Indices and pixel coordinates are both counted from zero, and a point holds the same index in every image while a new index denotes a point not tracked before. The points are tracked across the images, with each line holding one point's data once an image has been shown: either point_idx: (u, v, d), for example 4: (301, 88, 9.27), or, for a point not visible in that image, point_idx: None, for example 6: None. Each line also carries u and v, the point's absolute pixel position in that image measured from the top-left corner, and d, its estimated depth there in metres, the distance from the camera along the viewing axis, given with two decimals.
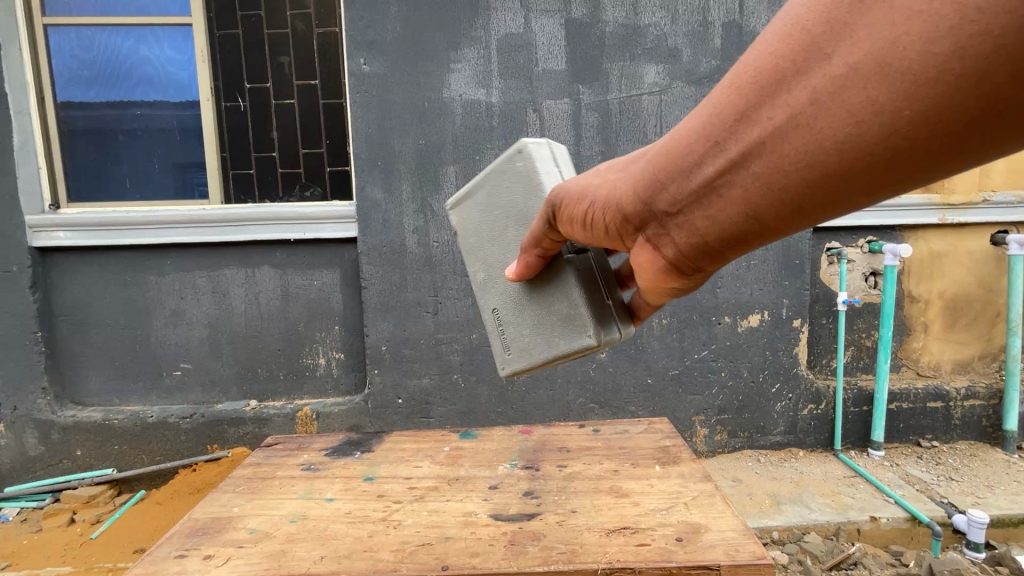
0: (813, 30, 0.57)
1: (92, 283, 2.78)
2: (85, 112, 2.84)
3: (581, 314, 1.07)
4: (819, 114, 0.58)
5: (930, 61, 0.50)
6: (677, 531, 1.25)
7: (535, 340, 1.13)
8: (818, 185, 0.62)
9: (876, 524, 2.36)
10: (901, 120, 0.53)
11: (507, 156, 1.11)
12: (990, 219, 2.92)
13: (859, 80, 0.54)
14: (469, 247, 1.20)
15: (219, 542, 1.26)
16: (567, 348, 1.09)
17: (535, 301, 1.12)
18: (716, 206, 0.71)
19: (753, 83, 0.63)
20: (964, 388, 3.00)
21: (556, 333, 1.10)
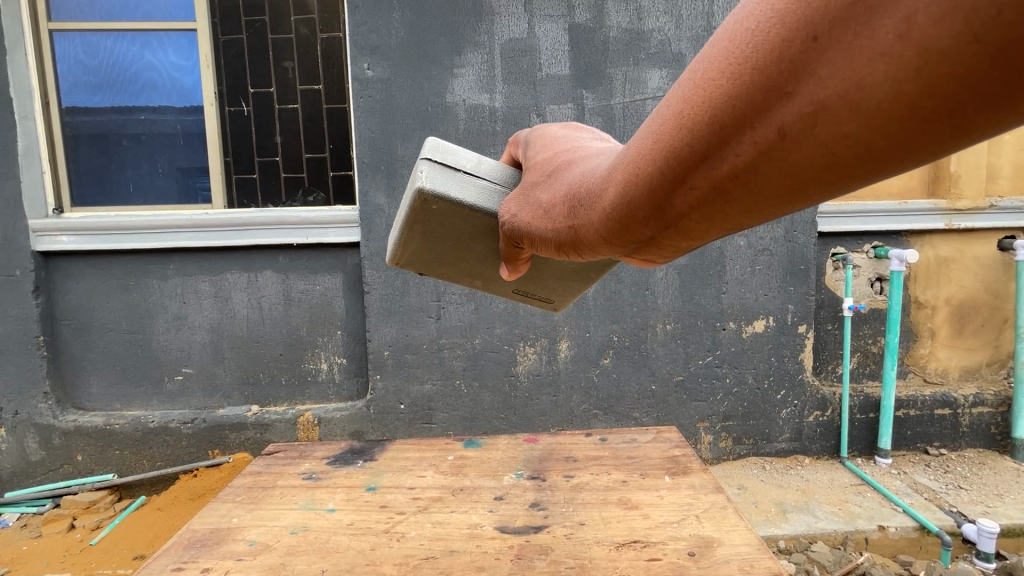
0: (757, 59, 0.39)
1: (94, 288, 2.77)
2: (89, 117, 2.85)
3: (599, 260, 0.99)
4: (786, 158, 0.41)
5: (907, 98, 0.33)
6: (690, 545, 1.22)
7: (568, 286, 1.09)
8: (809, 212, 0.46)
9: (884, 534, 2.32)
10: (890, 153, 0.37)
11: (416, 208, 0.94)
12: (997, 224, 2.89)
13: (829, 118, 0.37)
14: (450, 275, 1.10)
15: (218, 555, 1.24)
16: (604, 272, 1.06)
17: (545, 271, 1.03)
18: (689, 237, 0.55)
19: (695, 121, 0.44)
20: (972, 395, 2.97)
21: (584, 276, 1.05)
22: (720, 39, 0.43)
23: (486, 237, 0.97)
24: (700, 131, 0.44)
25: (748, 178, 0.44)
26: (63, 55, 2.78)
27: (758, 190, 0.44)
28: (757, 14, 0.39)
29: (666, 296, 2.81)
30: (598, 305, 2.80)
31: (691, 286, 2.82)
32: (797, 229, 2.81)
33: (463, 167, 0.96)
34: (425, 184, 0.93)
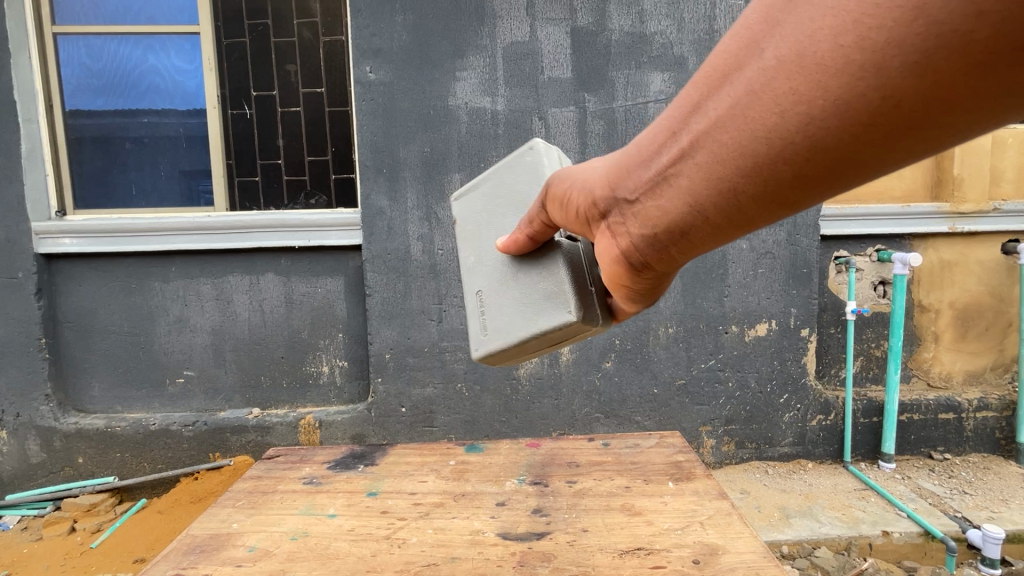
0: (754, 28, 0.57)
1: (97, 290, 2.77)
2: (93, 120, 2.85)
3: (564, 295, 0.98)
4: (751, 106, 0.57)
5: (840, 51, 0.50)
6: (694, 553, 1.20)
7: (514, 321, 1.04)
8: (755, 179, 0.61)
9: (888, 539, 2.30)
10: (822, 108, 0.53)
11: (518, 150, 1.09)
12: (1001, 228, 2.88)
13: (785, 70, 0.54)
14: (462, 238, 1.15)
15: (217, 561, 1.23)
16: (552, 332, 1.00)
17: (523, 279, 1.04)
18: (668, 194, 0.70)
19: (705, 76, 0.63)
20: (976, 399, 2.94)
21: (537, 314, 1.01)
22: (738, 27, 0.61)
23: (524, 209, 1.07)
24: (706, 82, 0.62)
25: (725, 123, 0.60)
26: (67, 58, 2.79)
27: (729, 136, 0.60)
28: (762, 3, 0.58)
29: (669, 299, 2.80)
30: None
31: (693, 289, 2.80)
32: (800, 232, 2.79)
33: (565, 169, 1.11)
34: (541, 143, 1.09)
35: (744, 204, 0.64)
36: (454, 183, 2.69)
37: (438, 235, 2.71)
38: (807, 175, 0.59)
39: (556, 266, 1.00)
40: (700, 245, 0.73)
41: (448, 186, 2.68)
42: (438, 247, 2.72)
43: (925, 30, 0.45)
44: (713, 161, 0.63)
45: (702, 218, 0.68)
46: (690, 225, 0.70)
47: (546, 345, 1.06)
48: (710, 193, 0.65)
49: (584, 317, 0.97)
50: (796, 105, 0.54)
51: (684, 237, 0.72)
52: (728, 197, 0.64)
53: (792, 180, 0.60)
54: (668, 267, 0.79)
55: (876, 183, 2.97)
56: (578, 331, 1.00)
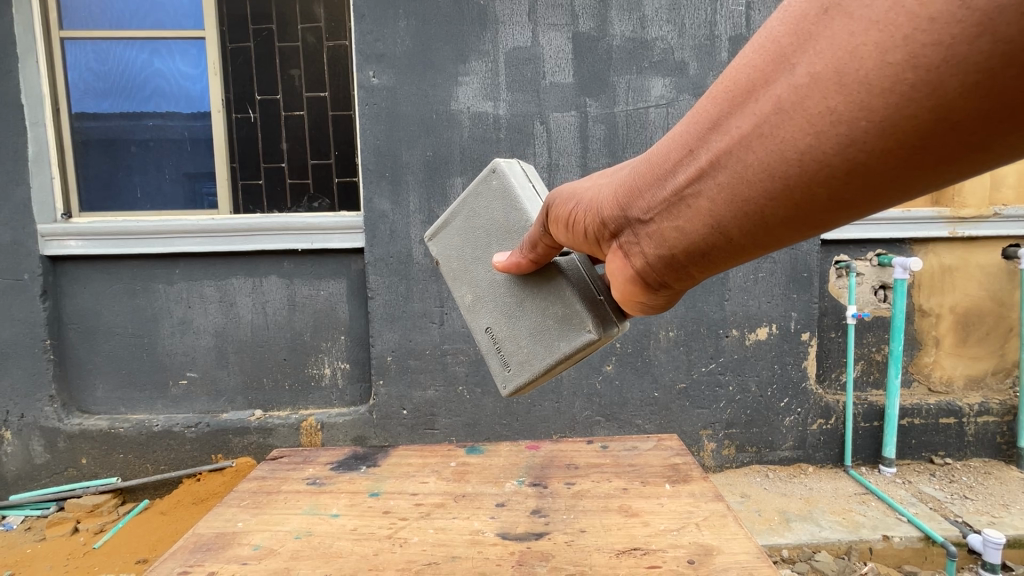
0: (782, 41, 0.59)
1: (102, 291, 2.80)
2: (98, 123, 2.89)
3: (575, 313, 1.04)
4: (782, 124, 0.59)
5: (890, 67, 0.50)
6: (689, 553, 1.22)
7: (535, 348, 1.11)
8: (785, 200, 0.63)
9: (889, 543, 2.31)
10: (867, 129, 0.54)
11: (482, 177, 1.18)
12: (1001, 233, 2.89)
13: (819, 87, 0.55)
14: (451, 274, 1.24)
15: (223, 558, 1.25)
16: (575, 351, 1.06)
17: (530, 309, 1.10)
18: (685, 215, 0.72)
19: (727, 93, 0.64)
20: (977, 404, 2.95)
21: (555, 338, 1.07)
22: (756, 41, 0.63)
23: (509, 241, 1.14)
24: (730, 97, 0.64)
25: (753, 142, 0.62)
26: (74, 62, 2.82)
27: (758, 156, 0.62)
28: (783, 17, 0.60)
29: None
30: None
31: (695, 294, 2.81)
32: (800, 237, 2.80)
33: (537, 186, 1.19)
34: (499, 164, 1.18)
35: (774, 223, 0.66)
36: (455, 187, 2.71)
37: None
38: (839, 194, 0.60)
39: (557, 287, 1.06)
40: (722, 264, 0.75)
41: (450, 191, 2.71)
42: None
43: (993, 46, 0.45)
44: (739, 181, 0.65)
45: (725, 236, 0.70)
46: (710, 244, 0.72)
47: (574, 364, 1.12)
48: (736, 213, 0.67)
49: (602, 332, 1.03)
50: (834, 126, 0.56)
51: (704, 255, 0.74)
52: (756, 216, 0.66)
53: (824, 202, 0.62)
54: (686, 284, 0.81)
55: None
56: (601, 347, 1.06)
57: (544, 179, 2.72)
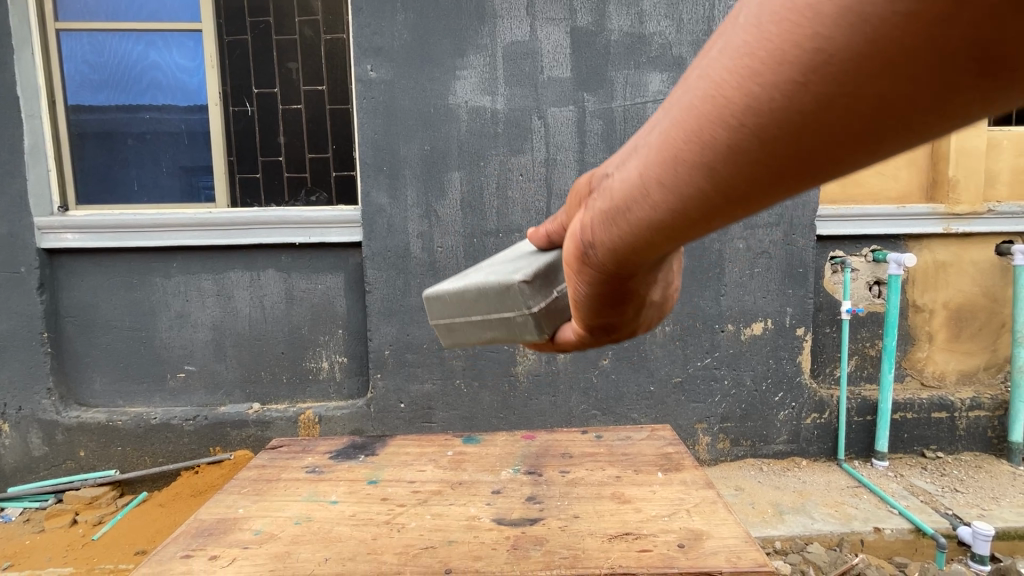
0: None
1: (99, 284, 2.80)
2: (95, 115, 2.89)
3: (530, 263, 0.88)
4: (699, 74, 0.44)
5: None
6: (680, 537, 1.25)
7: (479, 276, 0.97)
8: (683, 176, 0.46)
9: (880, 535, 2.35)
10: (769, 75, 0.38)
11: None
12: (994, 229, 2.92)
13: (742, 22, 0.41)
14: (522, 246, 1.19)
15: (225, 543, 1.28)
16: (490, 287, 0.89)
17: (523, 254, 1.02)
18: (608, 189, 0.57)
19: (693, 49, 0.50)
20: (968, 399, 2.99)
21: (495, 272, 0.92)
22: None
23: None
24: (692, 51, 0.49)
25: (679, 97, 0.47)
26: (69, 54, 2.82)
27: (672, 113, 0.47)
28: None
29: None
30: None
31: (690, 289, 2.84)
32: (795, 232, 2.82)
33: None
34: None
35: (672, 210, 0.49)
36: (453, 181, 2.72)
37: (437, 232, 2.75)
38: (776, 150, 0.40)
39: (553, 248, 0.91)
40: (640, 249, 0.56)
41: (447, 185, 2.72)
42: (437, 245, 2.75)
43: None
44: (647, 153, 0.49)
45: (632, 205, 0.52)
46: (619, 214, 0.54)
47: (481, 312, 0.94)
48: (647, 171, 0.50)
49: (521, 286, 0.83)
50: (742, 71, 0.40)
51: (612, 231, 0.56)
52: (665, 179, 0.48)
53: (731, 180, 0.44)
54: (607, 274, 0.62)
55: (872, 183, 2.99)
56: (512, 301, 0.86)
57: (542, 174, 2.73)
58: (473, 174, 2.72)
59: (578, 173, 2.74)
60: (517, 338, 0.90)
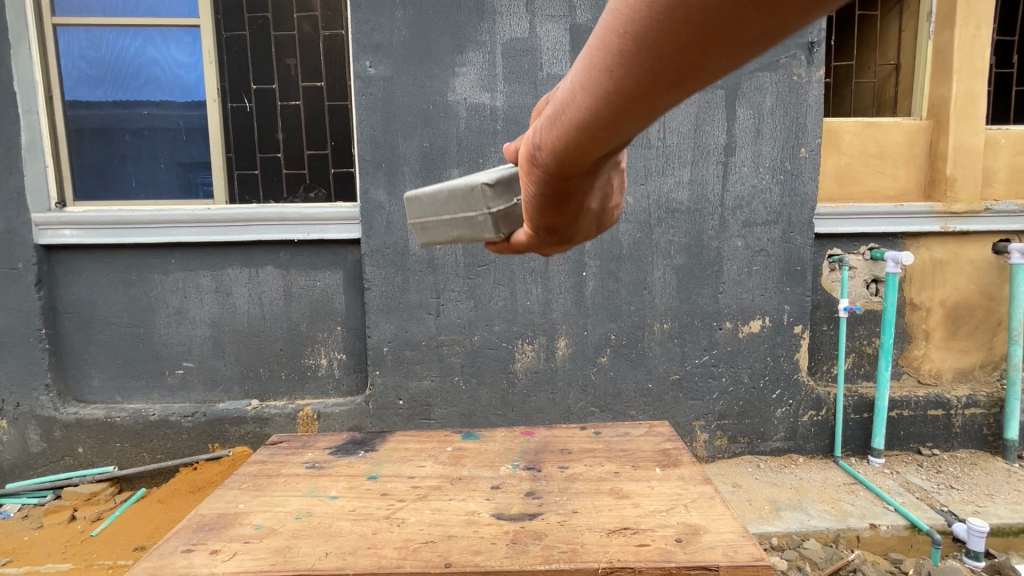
0: None
1: (96, 280, 2.80)
2: (92, 110, 2.88)
3: (507, 168, 0.78)
4: None
5: None
6: (677, 532, 1.26)
7: (460, 179, 0.87)
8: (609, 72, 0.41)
9: (876, 532, 2.37)
10: None
11: None
12: (991, 228, 2.93)
13: None
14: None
15: (226, 537, 1.28)
16: (459, 185, 0.79)
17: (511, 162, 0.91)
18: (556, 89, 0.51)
19: None
20: (964, 396, 3.00)
21: (473, 174, 0.82)
22: None
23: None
24: None
25: None
26: (66, 49, 2.80)
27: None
28: None
29: (663, 296, 2.84)
30: (596, 304, 2.83)
31: (688, 286, 2.84)
32: (794, 230, 2.83)
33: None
34: None
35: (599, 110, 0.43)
36: (452, 178, 2.72)
37: None
38: (689, 31, 0.34)
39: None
40: (583, 154, 0.50)
41: (446, 182, 2.72)
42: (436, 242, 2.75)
43: None
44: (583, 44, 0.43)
45: (566, 106, 0.47)
46: (557, 113, 0.49)
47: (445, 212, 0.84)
48: (581, 64, 0.43)
49: (484, 188, 0.74)
50: None
51: (554, 134, 0.50)
52: (594, 69, 0.42)
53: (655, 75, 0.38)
54: (555, 179, 0.57)
55: (870, 181, 3.00)
56: (473, 200, 0.76)
57: None
58: (472, 171, 2.72)
59: None
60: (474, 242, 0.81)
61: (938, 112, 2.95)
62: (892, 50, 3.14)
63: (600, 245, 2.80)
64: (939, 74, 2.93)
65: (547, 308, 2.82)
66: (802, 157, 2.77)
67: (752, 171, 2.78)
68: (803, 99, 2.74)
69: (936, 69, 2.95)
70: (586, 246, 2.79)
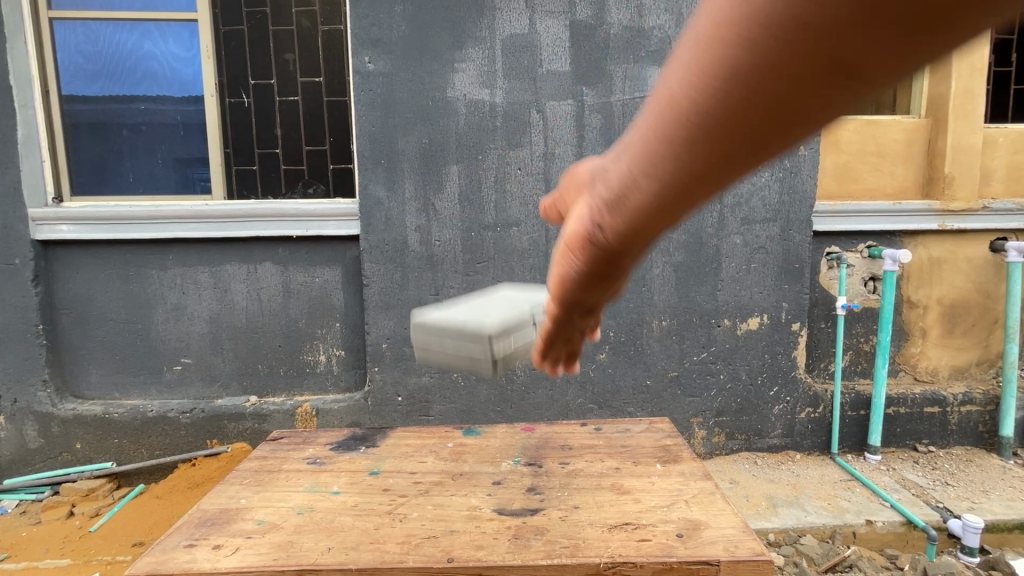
0: None
1: (94, 276, 2.79)
2: (89, 106, 2.86)
3: (504, 317, 1.02)
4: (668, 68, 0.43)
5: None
6: (678, 527, 1.27)
7: (458, 311, 1.08)
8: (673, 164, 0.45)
9: (872, 528, 2.39)
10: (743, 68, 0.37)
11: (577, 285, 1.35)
12: (989, 226, 2.94)
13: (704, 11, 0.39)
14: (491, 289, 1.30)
15: (228, 532, 1.28)
16: (467, 328, 1.01)
17: (490, 300, 1.15)
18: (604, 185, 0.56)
19: None
20: (960, 394, 3.02)
21: (473, 314, 1.04)
22: None
23: (528, 296, 1.16)
24: None
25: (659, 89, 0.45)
26: (63, 44, 2.79)
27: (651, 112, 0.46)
28: None
29: (662, 293, 2.85)
30: None
31: (687, 284, 2.85)
32: (792, 227, 2.83)
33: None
34: None
35: (666, 199, 0.49)
36: (451, 175, 2.72)
37: (436, 226, 2.74)
38: (762, 116, 0.39)
39: (523, 313, 1.05)
40: (646, 229, 0.55)
41: (446, 178, 2.71)
42: (435, 239, 2.75)
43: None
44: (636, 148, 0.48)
45: (629, 195, 0.51)
46: (620, 202, 0.53)
47: (445, 343, 1.05)
48: (638, 163, 0.49)
49: (488, 337, 0.98)
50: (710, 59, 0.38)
51: (617, 219, 0.55)
52: (658, 162, 0.46)
53: (720, 162, 0.44)
54: (610, 256, 0.61)
55: (869, 179, 3.00)
56: (477, 345, 1.00)
57: (541, 168, 2.73)
58: (472, 168, 2.72)
59: None
60: (469, 367, 1.04)
61: (937, 110, 2.96)
62: None
63: None
64: (939, 72, 2.94)
65: None
66: (801, 155, 2.78)
67: None
68: None
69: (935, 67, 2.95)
70: None
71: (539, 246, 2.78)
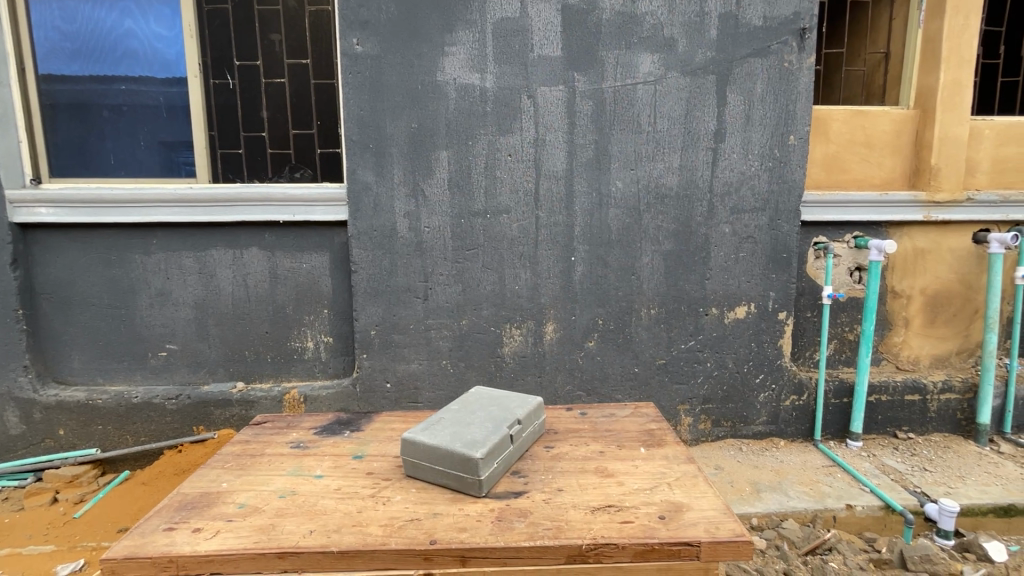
0: None
1: (74, 259, 2.72)
2: (67, 85, 2.78)
3: (484, 442, 1.37)
4: None
5: None
6: (660, 509, 1.28)
7: (443, 433, 1.41)
8: None
9: (851, 512, 2.44)
10: None
11: (532, 397, 1.65)
12: (973, 218, 2.98)
13: None
14: (461, 395, 1.63)
15: (208, 516, 1.27)
16: (456, 456, 1.35)
17: (469, 424, 1.45)
18: None
19: None
20: (940, 382, 3.07)
21: (458, 439, 1.38)
22: None
23: (493, 409, 1.56)
24: None
25: None
26: (39, 21, 2.70)
27: None
28: None
29: (651, 281, 2.86)
30: (584, 289, 2.83)
31: (676, 272, 2.85)
32: (780, 217, 2.84)
33: (530, 424, 1.58)
34: (540, 400, 1.65)
35: None
36: (441, 160, 2.68)
37: (425, 212, 2.72)
38: None
39: (495, 430, 1.43)
40: None
41: (435, 164, 2.68)
42: (424, 225, 2.72)
43: None
44: None
45: None
46: None
47: (443, 464, 1.37)
48: None
49: (478, 463, 1.32)
50: None
51: None
52: None
53: None
54: None
55: (857, 170, 3.02)
56: (469, 457, 1.33)
57: (531, 155, 2.71)
58: (462, 153, 2.69)
59: (568, 154, 2.72)
60: (460, 491, 1.37)
61: (925, 102, 2.97)
62: (883, 39, 3.13)
63: (589, 229, 2.78)
64: (929, 64, 2.95)
65: (535, 292, 2.81)
66: (791, 144, 2.78)
67: (741, 157, 2.78)
68: (794, 86, 2.73)
69: (925, 59, 2.96)
70: (575, 229, 2.78)
71: (529, 233, 2.76)
